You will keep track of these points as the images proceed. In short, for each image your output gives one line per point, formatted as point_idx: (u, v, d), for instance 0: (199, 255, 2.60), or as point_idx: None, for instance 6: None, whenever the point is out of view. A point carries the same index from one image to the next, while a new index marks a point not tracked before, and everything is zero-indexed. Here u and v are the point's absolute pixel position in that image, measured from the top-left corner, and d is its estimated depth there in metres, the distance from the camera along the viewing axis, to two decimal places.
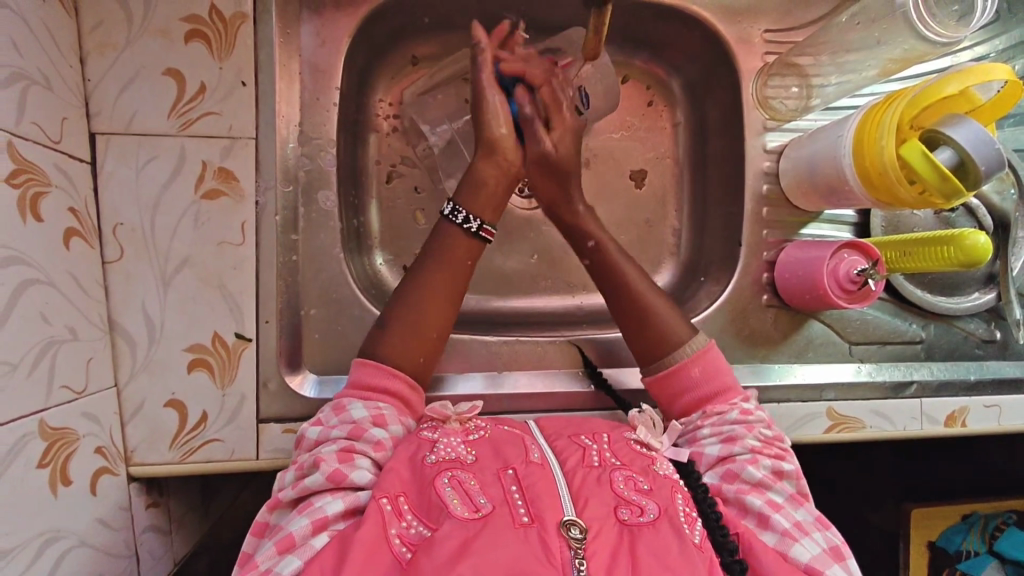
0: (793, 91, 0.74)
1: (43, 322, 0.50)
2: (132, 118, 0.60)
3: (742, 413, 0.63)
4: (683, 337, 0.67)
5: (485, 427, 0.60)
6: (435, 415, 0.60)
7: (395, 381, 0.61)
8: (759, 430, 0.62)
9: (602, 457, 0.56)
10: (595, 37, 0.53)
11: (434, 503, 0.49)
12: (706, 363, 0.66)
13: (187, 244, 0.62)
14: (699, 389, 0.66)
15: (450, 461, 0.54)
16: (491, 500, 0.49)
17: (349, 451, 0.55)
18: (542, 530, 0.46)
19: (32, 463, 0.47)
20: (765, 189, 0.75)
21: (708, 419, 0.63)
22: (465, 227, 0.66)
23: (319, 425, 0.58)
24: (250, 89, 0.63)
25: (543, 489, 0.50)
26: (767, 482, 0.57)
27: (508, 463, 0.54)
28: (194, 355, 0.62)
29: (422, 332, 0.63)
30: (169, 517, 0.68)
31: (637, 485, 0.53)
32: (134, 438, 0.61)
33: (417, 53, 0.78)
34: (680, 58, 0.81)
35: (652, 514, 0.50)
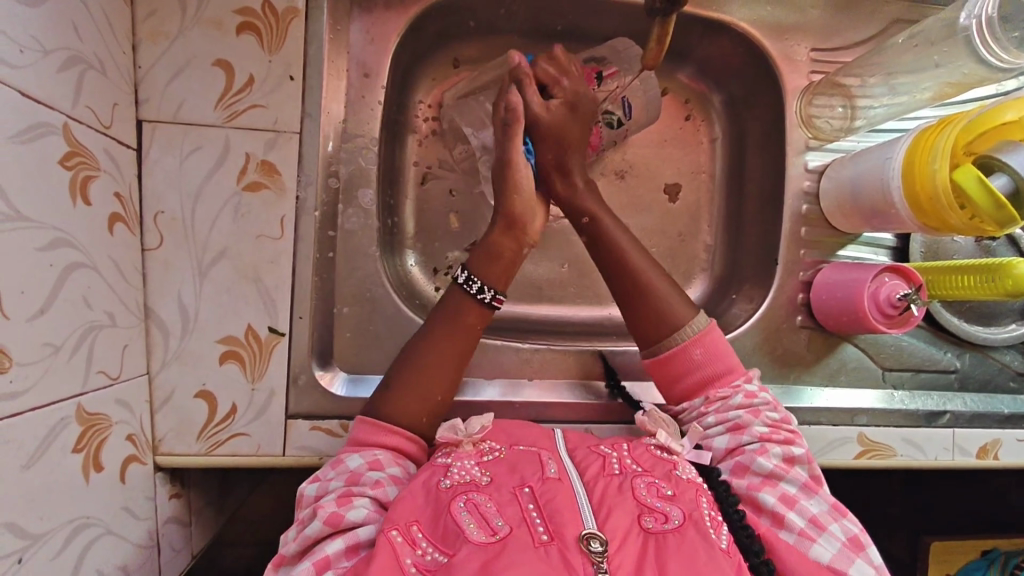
0: (838, 111, 0.74)
1: (86, 306, 0.49)
2: (180, 106, 0.60)
3: (746, 398, 0.63)
4: (684, 319, 0.66)
5: (500, 448, 0.59)
6: (447, 440, 0.59)
7: (394, 437, 0.59)
8: (766, 415, 0.62)
9: (623, 464, 0.56)
10: (658, 47, 0.52)
11: (449, 530, 0.48)
12: (708, 345, 0.65)
13: (226, 235, 0.61)
14: (704, 369, 0.65)
15: (465, 484, 0.53)
16: (508, 522, 0.48)
17: (349, 495, 0.54)
18: (563, 546, 0.46)
19: (70, 448, 0.46)
20: (804, 209, 0.75)
21: (712, 406, 0.63)
22: (477, 296, 0.64)
23: (317, 482, 0.56)
24: (298, 83, 0.63)
25: (563, 503, 0.49)
26: (779, 473, 0.56)
27: (524, 481, 0.53)
28: (227, 346, 0.62)
29: (429, 390, 0.61)
30: (189, 509, 0.68)
31: (660, 492, 0.52)
32: (163, 428, 0.61)
33: (460, 56, 0.78)
34: (723, 73, 0.80)
35: (677, 520, 0.49)
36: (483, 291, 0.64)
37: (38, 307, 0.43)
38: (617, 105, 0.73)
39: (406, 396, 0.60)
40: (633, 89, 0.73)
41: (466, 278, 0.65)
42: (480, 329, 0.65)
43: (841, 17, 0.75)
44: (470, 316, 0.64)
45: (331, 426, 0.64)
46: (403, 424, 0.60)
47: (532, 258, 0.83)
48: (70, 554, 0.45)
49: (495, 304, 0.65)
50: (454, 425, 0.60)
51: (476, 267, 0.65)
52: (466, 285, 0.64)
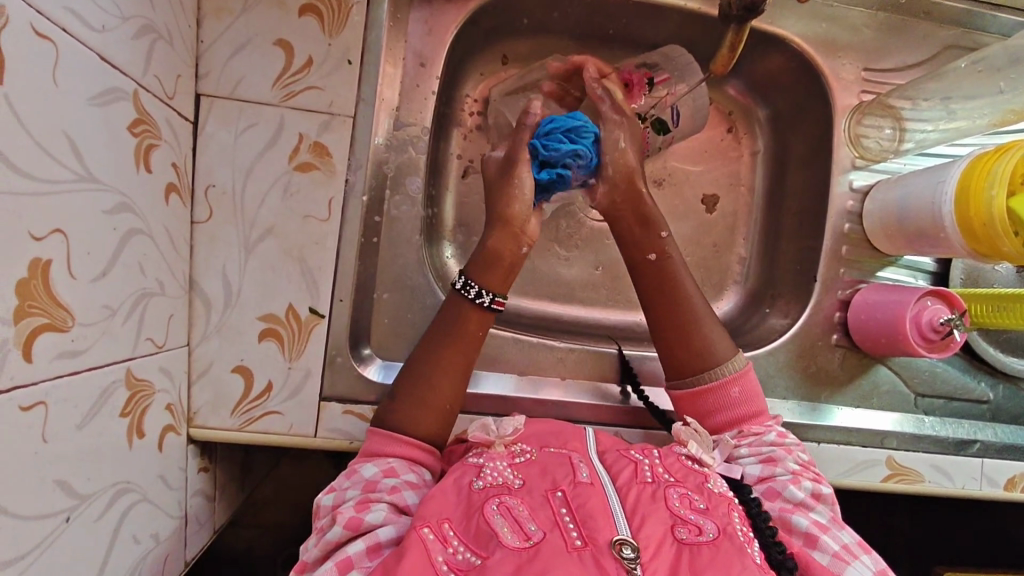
0: (886, 133, 0.74)
1: (141, 273, 0.50)
2: (238, 84, 0.61)
3: (778, 436, 0.62)
4: (722, 356, 0.65)
5: (531, 450, 0.59)
6: (478, 440, 0.60)
7: (396, 445, 0.58)
8: (796, 454, 0.61)
9: (655, 472, 0.55)
10: (728, 54, 0.52)
11: (483, 531, 0.48)
12: (745, 384, 0.65)
13: (274, 213, 0.62)
14: (738, 408, 0.64)
15: (496, 487, 0.53)
16: (541, 527, 0.48)
17: (367, 500, 0.53)
18: (596, 551, 0.46)
19: (117, 411, 0.46)
20: (846, 228, 0.74)
21: (746, 439, 0.62)
22: (475, 301, 0.63)
23: (332, 491, 0.56)
24: (355, 68, 0.63)
25: (596, 508, 0.49)
26: (810, 502, 0.56)
27: (556, 484, 0.53)
28: (267, 324, 0.62)
29: (432, 400, 0.61)
30: (214, 483, 0.68)
31: (692, 504, 0.52)
32: (199, 400, 0.61)
33: (508, 53, 0.79)
34: (771, 88, 0.80)
35: (712, 533, 0.49)
36: (480, 294, 0.63)
37: (100, 270, 0.43)
38: (666, 112, 0.73)
39: (415, 408, 0.60)
40: (683, 99, 0.73)
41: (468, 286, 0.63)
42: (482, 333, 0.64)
43: (895, 38, 0.75)
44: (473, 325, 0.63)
45: (363, 411, 0.64)
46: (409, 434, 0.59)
47: (566, 259, 0.83)
48: (111, 517, 0.45)
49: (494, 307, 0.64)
50: (483, 424, 0.60)
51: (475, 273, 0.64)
52: (465, 292, 0.63)
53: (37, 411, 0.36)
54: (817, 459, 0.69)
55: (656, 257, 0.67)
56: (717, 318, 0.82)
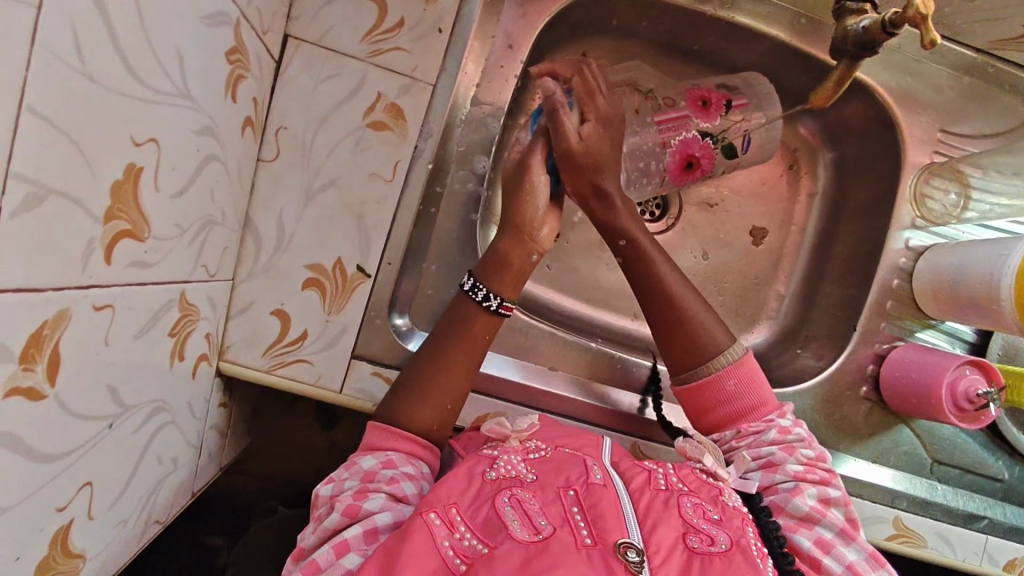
0: (951, 197, 0.73)
1: (209, 200, 0.50)
2: (328, 31, 0.61)
3: (779, 433, 0.61)
4: (721, 345, 0.64)
5: (546, 447, 0.58)
6: (493, 434, 0.59)
7: (389, 443, 0.57)
8: (800, 452, 0.60)
9: (668, 481, 0.55)
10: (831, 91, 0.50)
11: (492, 521, 0.48)
12: (740, 375, 0.63)
13: (340, 165, 0.62)
14: (733, 403, 0.63)
15: (509, 479, 0.53)
16: (551, 522, 0.48)
17: (365, 489, 0.53)
18: (605, 552, 0.45)
19: (167, 330, 0.46)
20: (895, 283, 0.74)
21: (744, 441, 0.62)
22: (483, 305, 0.61)
23: (331, 483, 0.56)
24: (444, 37, 0.63)
25: (608, 510, 0.49)
26: (816, 515, 0.56)
27: (569, 483, 0.52)
28: (313, 273, 0.62)
29: (435, 400, 0.59)
30: (229, 420, 0.68)
31: (706, 514, 0.52)
32: (234, 335, 0.61)
33: (589, 49, 0.78)
34: (841, 132, 0.80)
35: (724, 544, 0.49)
36: (489, 298, 0.61)
37: (179, 189, 0.43)
38: (738, 138, 0.73)
39: (416, 406, 0.59)
40: (756, 128, 0.74)
41: (471, 284, 0.62)
42: (489, 335, 0.62)
43: (976, 105, 0.75)
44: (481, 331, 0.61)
45: (391, 376, 0.64)
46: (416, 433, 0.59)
47: (608, 264, 0.83)
48: (143, 435, 0.45)
49: (502, 312, 0.61)
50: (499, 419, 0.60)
51: (482, 274, 0.62)
52: (473, 294, 0.61)
53: (105, 314, 0.36)
54: None
55: (627, 242, 0.66)
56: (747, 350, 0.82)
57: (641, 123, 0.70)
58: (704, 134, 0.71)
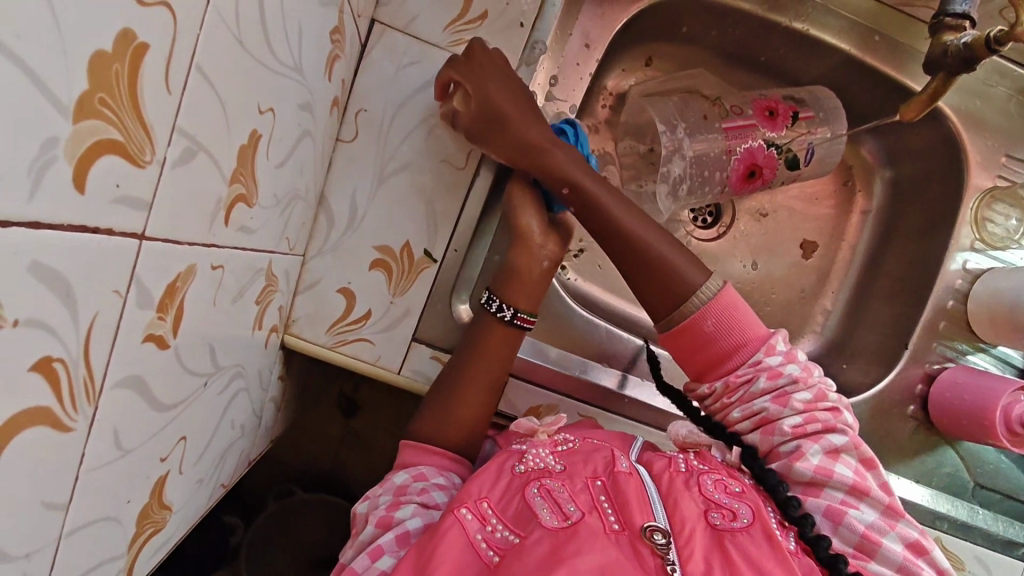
0: (1011, 222, 0.74)
1: (299, 175, 0.51)
2: (412, 19, 0.62)
3: (770, 379, 0.56)
4: (694, 283, 0.59)
5: (575, 440, 0.61)
6: (526, 429, 0.63)
7: (423, 457, 0.59)
8: (795, 399, 0.55)
9: (690, 463, 0.56)
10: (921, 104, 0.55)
11: (522, 512, 0.52)
12: (718, 313, 0.58)
13: (413, 150, 0.63)
14: (715, 344, 0.58)
15: (537, 471, 0.56)
16: (580, 509, 0.51)
17: (397, 501, 0.57)
18: (633, 537, 0.49)
19: (254, 298, 0.48)
20: (948, 304, 0.74)
21: (736, 394, 0.58)
22: (498, 316, 0.62)
23: (366, 502, 0.59)
24: (525, 31, 0.64)
25: (633, 494, 0.52)
26: (822, 480, 0.53)
27: (596, 471, 0.55)
28: (380, 255, 0.63)
29: (457, 418, 0.61)
30: (283, 394, 0.69)
31: (728, 488, 0.53)
32: (299, 311, 0.62)
33: (654, 55, 0.79)
34: (899, 152, 0.81)
35: (746, 518, 0.51)
36: (502, 309, 0.62)
37: (281, 159, 0.45)
38: (802, 149, 0.74)
39: (440, 425, 0.61)
40: (819, 142, 0.75)
41: (499, 307, 0.61)
42: (507, 351, 0.63)
43: None
44: (504, 343, 0.62)
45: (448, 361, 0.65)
46: (444, 448, 0.61)
47: None
48: (224, 398, 0.47)
49: (518, 323, 0.62)
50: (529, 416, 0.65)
51: (499, 289, 0.62)
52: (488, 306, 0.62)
53: (217, 274, 0.37)
54: None
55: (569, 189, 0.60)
56: None
57: (708, 128, 0.72)
58: (769, 143, 0.73)
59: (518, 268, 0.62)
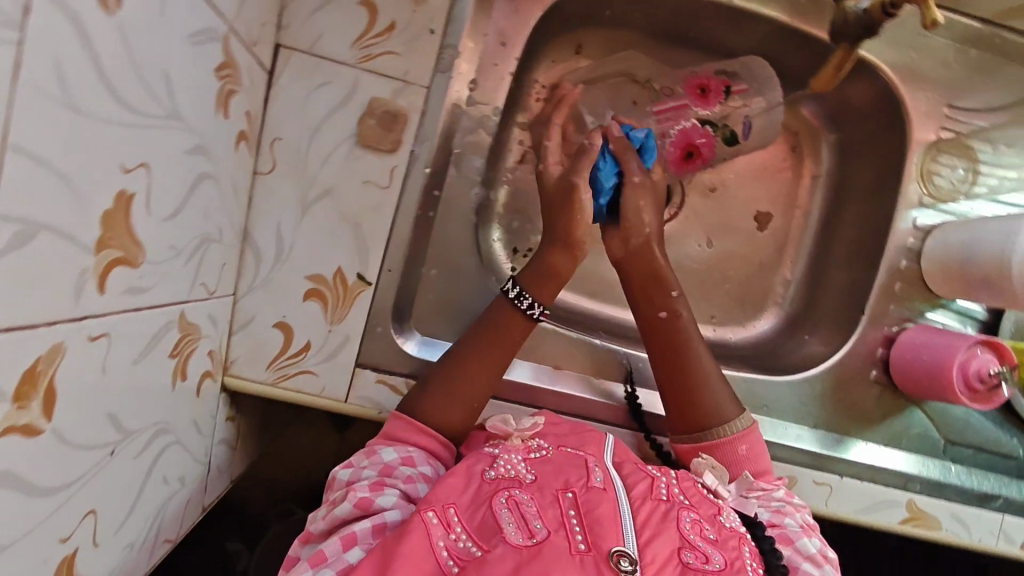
0: (959, 172, 0.73)
1: (204, 219, 0.49)
2: (318, 39, 0.59)
3: (787, 496, 0.62)
4: (730, 414, 0.64)
5: (548, 448, 0.58)
6: (497, 431, 0.60)
7: (425, 439, 0.58)
8: (803, 515, 0.61)
9: (670, 491, 0.55)
10: (832, 73, 0.55)
11: (487, 523, 0.50)
12: (752, 443, 0.63)
13: (335, 174, 0.61)
14: (740, 467, 0.63)
15: (508, 480, 0.54)
16: (547, 526, 0.49)
17: (382, 483, 0.53)
18: (598, 559, 0.47)
19: (167, 352, 0.46)
20: (903, 265, 0.73)
21: (751, 492, 0.61)
22: (518, 306, 0.63)
23: (349, 467, 0.55)
24: (436, 38, 0.61)
25: (604, 516, 0.50)
26: (822, 559, 0.55)
27: (568, 486, 0.53)
28: (313, 284, 0.61)
29: (463, 398, 0.60)
30: (238, 434, 0.68)
31: (704, 532, 0.52)
32: (237, 350, 0.61)
33: (583, 42, 0.77)
34: (842, 114, 0.79)
35: (718, 564, 0.49)
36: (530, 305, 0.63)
37: (173, 210, 0.43)
38: (738, 123, 0.71)
39: (444, 404, 0.60)
40: (758, 113, 0.72)
41: (517, 293, 0.64)
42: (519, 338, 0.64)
43: (987, 78, 0.73)
44: (514, 332, 0.63)
45: (395, 383, 0.64)
46: (436, 428, 0.59)
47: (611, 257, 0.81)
48: (146, 458, 0.46)
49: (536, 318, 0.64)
50: (503, 417, 0.60)
51: (525, 282, 0.64)
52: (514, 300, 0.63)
53: (101, 343, 0.36)
54: (839, 492, 0.69)
55: (666, 315, 0.67)
56: (754, 337, 0.81)
57: (639, 113, 0.72)
58: (703, 122, 0.70)
59: (552, 266, 0.65)
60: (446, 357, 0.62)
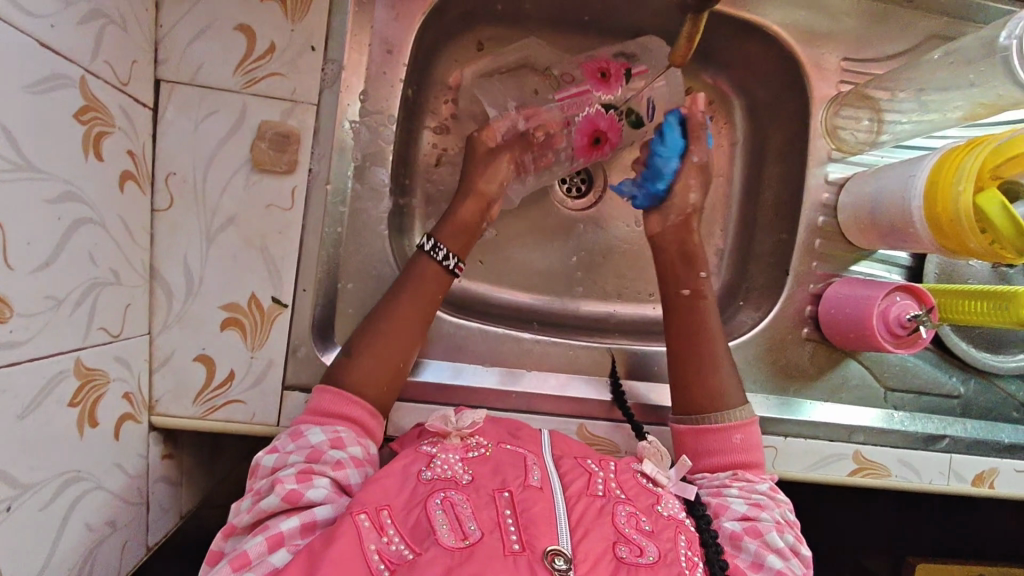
0: (864, 124, 0.72)
1: (91, 263, 0.50)
2: (198, 70, 0.59)
3: (772, 492, 0.60)
4: (731, 402, 0.64)
5: (487, 446, 0.57)
6: (435, 430, 0.58)
7: (353, 409, 0.58)
8: (784, 511, 0.59)
9: (607, 486, 0.54)
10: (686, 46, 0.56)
11: (421, 525, 0.47)
12: (748, 433, 0.63)
13: (235, 201, 0.61)
14: (731, 455, 0.62)
15: (444, 481, 0.52)
16: (481, 527, 0.47)
17: (309, 471, 0.52)
18: (532, 559, 0.44)
19: (64, 402, 0.47)
20: (821, 220, 0.73)
21: (737, 482, 0.60)
22: (442, 263, 0.66)
23: (274, 454, 0.54)
24: (318, 54, 0.62)
25: (539, 515, 0.48)
26: (789, 553, 0.54)
27: (505, 485, 0.51)
28: (228, 313, 0.61)
29: (390, 361, 0.61)
30: (180, 470, 0.68)
31: (638, 524, 0.51)
32: (160, 388, 0.61)
33: (484, 37, 0.77)
34: (748, 78, 0.79)
35: (652, 556, 0.48)
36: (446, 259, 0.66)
37: (43, 260, 0.44)
38: (641, 106, 0.71)
39: (370, 371, 0.60)
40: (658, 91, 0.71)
41: (433, 246, 0.66)
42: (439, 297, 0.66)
43: (877, 28, 0.73)
44: (433, 282, 0.65)
45: None
46: (363, 396, 0.59)
47: (541, 249, 0.81)
48: (59, 506, 0.47)
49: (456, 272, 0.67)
50: (443, 416, 0.59)
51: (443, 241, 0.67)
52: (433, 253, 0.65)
53: None
54: (784, 452, 0.69)
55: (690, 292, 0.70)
56: None
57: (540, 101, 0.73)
58: (607, 107, 0.70)
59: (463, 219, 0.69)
60: (369, 323, 0.62)
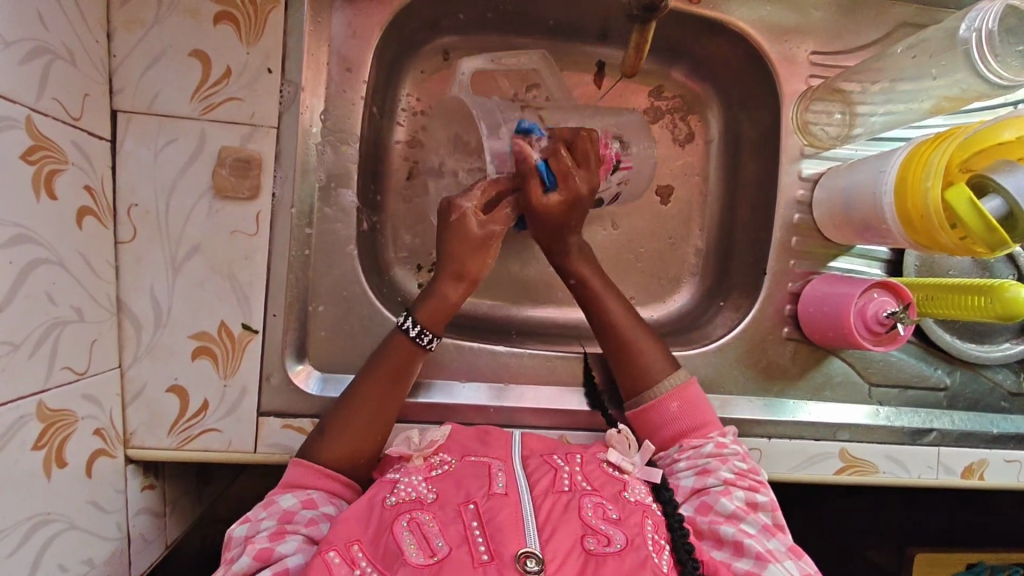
0: (836, 118, 0.72)
1: (48, 304, 0.49)
2: (155, 98, 0.59)
3: (717, 446, 0.61)
4: (661, 372, 0.65)
5: (451, 462, 0.56)
6: (399, 454, 0.57)
7: (330, 482, 0.57)
8: (733, 463, 0.59)
9: (573, 481, 0.54)
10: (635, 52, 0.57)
11: (389, 551, 0.47)
12: (684, 399, 0.64)
13: (200, 229, 0.60)
14: (674, 424, 0.63)
15: (410, 502, 0.51)
16: (449, 543, 0.47)
17: (282, 532, 0.52)
18: (501, 565, 0.45)
19: (27, 445, 0.47)
20: (796, 218, 0.73)
21: (685, 453, 0.61)
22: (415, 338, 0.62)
23: (246, 522, 0.53)
24: (276, 76, 0.61)
25: (505, 521, 0.48)
26: (740, 513, 0.55)
27: (469, 497, 0.51)
28: (199, 342, 0.61)
29: (365, 438, 0.59)
30: (164, 499, 0.68)
31: (605, 514, 0.51)
32: (135, 422, 0.61)
33: (448, 47, 0.76)
34: (719, 75, 0.78)
35: (619, 543, 0.48)
36: (421, 334, 0.62)
37: None
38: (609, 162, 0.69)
39: (343, 448, 0.58)
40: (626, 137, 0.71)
41: (419, 331, 0.62)
42: (410, 367, 0.62)
43: (845, 19, 0.72)
44: (403, 357, 0.61)
45: (302, 425, 0.63)
46: (339, 469, 0.58)
47: (518, 257, 0.80)
48: (29, 550, 0.47)
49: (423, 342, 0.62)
50: (404, 437, 0.58)
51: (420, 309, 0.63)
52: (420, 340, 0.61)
53: None
54: (769, 454, 0.69)
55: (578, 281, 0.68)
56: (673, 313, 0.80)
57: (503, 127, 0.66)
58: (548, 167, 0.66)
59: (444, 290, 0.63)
60: (339, 406, 0.60)
